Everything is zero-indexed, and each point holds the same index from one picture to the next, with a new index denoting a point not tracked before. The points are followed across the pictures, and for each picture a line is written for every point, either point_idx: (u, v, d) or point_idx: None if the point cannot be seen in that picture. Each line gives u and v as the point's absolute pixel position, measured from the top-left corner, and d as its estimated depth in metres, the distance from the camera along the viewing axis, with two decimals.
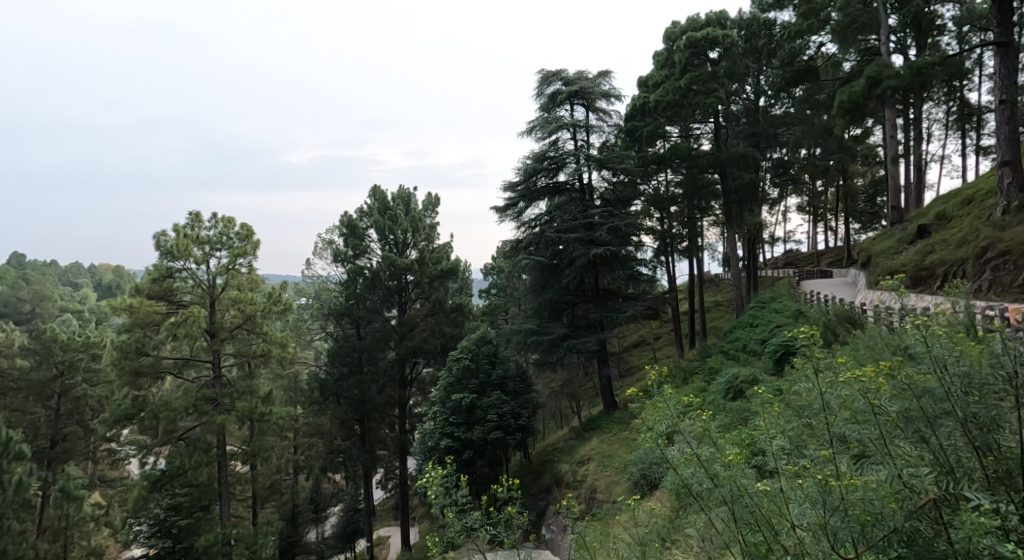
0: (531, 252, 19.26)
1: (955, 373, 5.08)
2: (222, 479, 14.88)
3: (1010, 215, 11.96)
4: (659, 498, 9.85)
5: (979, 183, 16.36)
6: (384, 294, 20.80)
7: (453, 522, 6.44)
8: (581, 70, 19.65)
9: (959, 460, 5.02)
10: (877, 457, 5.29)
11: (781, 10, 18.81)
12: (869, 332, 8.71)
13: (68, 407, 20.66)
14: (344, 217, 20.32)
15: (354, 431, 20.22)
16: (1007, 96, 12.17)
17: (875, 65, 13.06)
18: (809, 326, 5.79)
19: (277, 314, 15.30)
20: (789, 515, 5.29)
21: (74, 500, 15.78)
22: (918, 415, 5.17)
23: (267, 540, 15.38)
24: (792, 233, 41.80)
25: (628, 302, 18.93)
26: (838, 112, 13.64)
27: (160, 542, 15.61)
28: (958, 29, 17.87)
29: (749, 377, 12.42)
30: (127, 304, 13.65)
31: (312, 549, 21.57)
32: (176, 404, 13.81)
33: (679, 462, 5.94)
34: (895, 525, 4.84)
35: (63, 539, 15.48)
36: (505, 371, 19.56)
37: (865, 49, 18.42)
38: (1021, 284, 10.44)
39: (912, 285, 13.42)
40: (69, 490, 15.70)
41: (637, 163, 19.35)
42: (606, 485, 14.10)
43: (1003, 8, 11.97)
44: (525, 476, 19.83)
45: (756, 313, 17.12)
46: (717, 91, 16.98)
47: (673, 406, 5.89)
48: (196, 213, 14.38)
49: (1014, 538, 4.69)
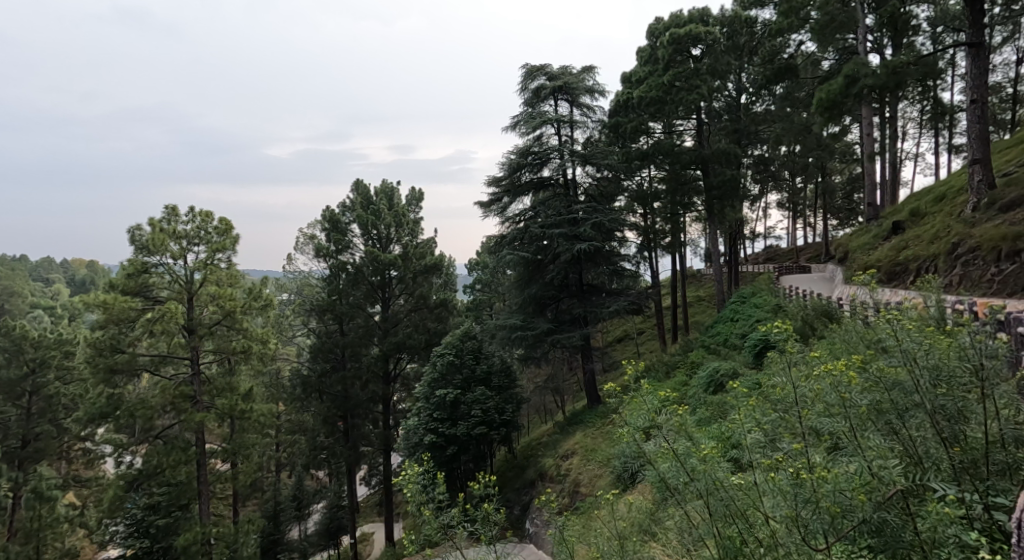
0: (515, 247, 19.29)
1: (924, 366, 5.35)
2: (200, 477, 14.65)
3: (979, 212, 12.16)
4: (640, 491, 9.93)
5: (952, 180, 16.59)
6: (367, 289, 20.70)
7: (430, 520, 6.51)
8: (566, 65, 19.66)
9: (927, 451, 5.23)
10: (849, 449, 5.40)
11: (762, 8, 19.02)
12: (845, 326, 8.84)
13: (41, 405, 20.43)
14: (326, 211, 20.29)
15: (337, 428, 20.15)
16: (978, 96, 12.29)
17: (852, 64, 13.25)
18: (784, 320, 6.04)
19: (257, 309, 15.25)
20: (763, 507, 5.33)
21: (46, 501, 15.63)
22: (889, 407, 5.41)
23: (249, 538, 15.19)
24: (772, 229, 42.39)
25: (611, 297, 19.02)
26: (816, 109, 13.72)
27: (137, 541, 15.66)
28: (934, 28, 18.14)
29: (729, 370, 12.57)
30: (101, 300, 13.49)
31: (294, 548, 21.67)
32: (152, 402, 13.78)
33: (655, 456, 5.95)
34: (865, 516, 4.95)
35: (36, 540, 15.35)
36: (489, 366, 19.66)
37: (844, 47, 18.57)
38: (990, 279, 10.68)
39: (887, 280, 13.60)
40: (41, 491, 15.56)
41: (621, 159, 19.17)
42: (590, 479, 14.21)
43: (976, 9, 12.06)
44: (509, 471, 19.90)
45: (737, 308, 17.37)
46: (700, 87, 17.22)
47: (650, 400, 6.11)
48: (172, 206, 14.24)
49: (978, 526, 4.88)
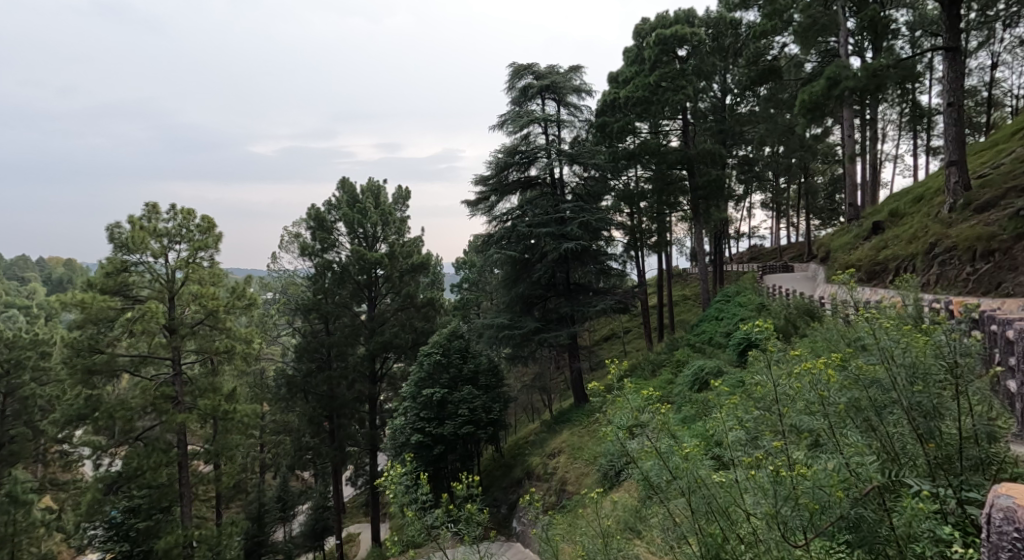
0: (502, 246, 19.36)
1: (901, 364, 5.49)
2: (182, 480, 14.73)
3: (956, 212, 12.39)
4: (625, 489, 10.06)
5: (929, 182, 16.92)
6: (354, 288, 20.68)
7: (413, 520, 6.61)
8: (553, 65, 19.76)
9: (903, 446, 5.42)
10: (828, 445, 5.58)
11: (746, 10, 19.26)
12: (826, 324, 9.00)
13: (16, 407, 20.25)
14: (311, 209, 20.28)
15: (323, 428, 20.12)
16: (955, 99, 12.52)
17: (833, 66, 13.45)
18: (764, 320, 6.17)
19: (241, 308, 15.27)
20: (744, 505, 5.47)
21: (21, 506, 15.52)
22: (867, 404, 5.57)
23: (232, 540, 15.17)
24: (756, 229, 42.85)
25: (598, 296, 19.20)
26: (798, 110, 13.94)
27: (116, 545, 15.42)
28: (912, 33, 18.56)
29: (713, 368, 12.75)
30: (78, 300, 13.41)
31: (278, 548, 21.61)
32: (132, 403, 13.77)
33: (638, 454, 6.08)
34: (842, 512, 5.13)
35: (11, 545, 15.18)
36: (476, 365, 19.77)
37: (825, 50, 18.89)
38: (966, 277, 10.93)
39: (867, 280, 13.85)
40: (17, 495, 15.46)
41: (608, 159, 19.31)
42: (576, 477, 14.36)
43: (953, 14, 12.29)
44: (496, 470, 20.01)
45: (721, 307, 17.65)
46: (686, 87, 17.38)
47: (634, 399, 6.28)
48: (153, 205, 14.22)
49: (952, 520, 5.05)
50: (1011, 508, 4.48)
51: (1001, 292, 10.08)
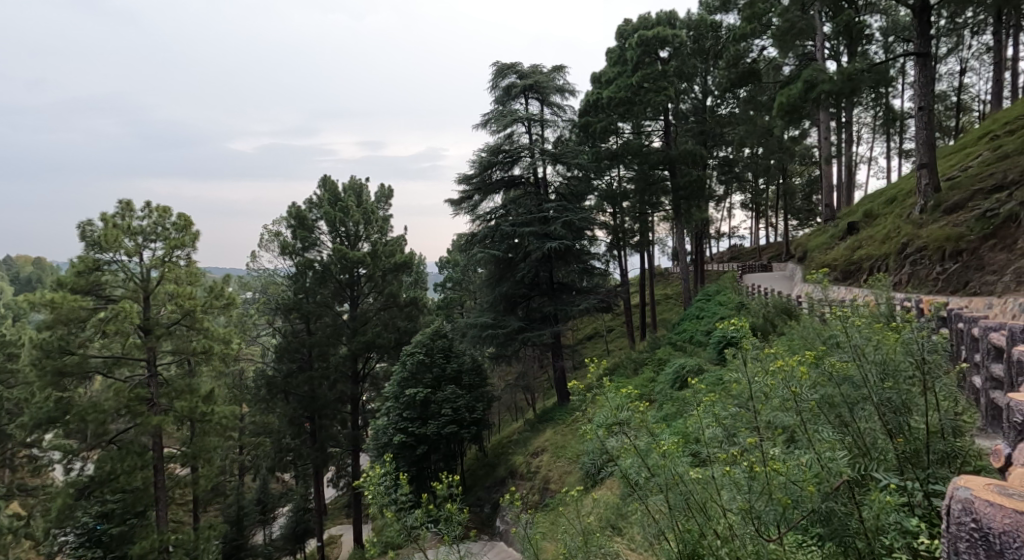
0: (485, 245, 19.45)
1: (871, 361, 5.68)
2: (158, 482, 14.54)
3: (926, 213, 12.69)
4: (604, 487, 10.20)
5: (903, 183, 17.31)
6: (335, 287, 20.61)
7: (393, 521, 6.67)
8: (535, 65, 19.89)
9: (874, 442, 5.60)
10: (801, 441, 5.74)
11: (725, 13, 19.58)
12: (801, 323, 9.24)
13: None
14: (292, 208, 20.18)
15: (304, 429, 20.05)
16: (925, 103, 12.83)
17: (810, 69, 13.67)
18: (740, 318, 6.30)
19: (218, 308, 15.32)
20: (720, 500, 5.62)
21: None
22: (839, 400, 5.74)
23: (211, 544, 15.06)
24: (736, 229, 43.35)
25: (581, 295, 19.36)
26: (777, 113, 14.13)
27: (90, 550, 15.56)
28: (885, 38, 19.00)
29: (694, 366, 12.92)
30: (49, 299, 13.24)
31: (258, 551, 21.44)
32: (106, 406, 13.60)
33: (617, 452, 6.19)
34: (813, 506, 5.30)
35: None
36: (459, 364, 19.83)
37: (803, 53, 19.25)
38: (936, 277, 11.19)
39: (843, 279, 14.12)
40: None
41: (591, 159, 19.52)
42: (558, 476, 14.50)
43: (924, 20, 12.55)
44: (479, 469, 20.08)
45: (701, 306, 17.88)
46: (667, 88, 17.58)
47: (613, 397, 6.32)
48: (126, 203, 14.10)
49: (919, 512, 5.21)
50: (969, 500, 4.42)
51: (969, 290, 10.30)
